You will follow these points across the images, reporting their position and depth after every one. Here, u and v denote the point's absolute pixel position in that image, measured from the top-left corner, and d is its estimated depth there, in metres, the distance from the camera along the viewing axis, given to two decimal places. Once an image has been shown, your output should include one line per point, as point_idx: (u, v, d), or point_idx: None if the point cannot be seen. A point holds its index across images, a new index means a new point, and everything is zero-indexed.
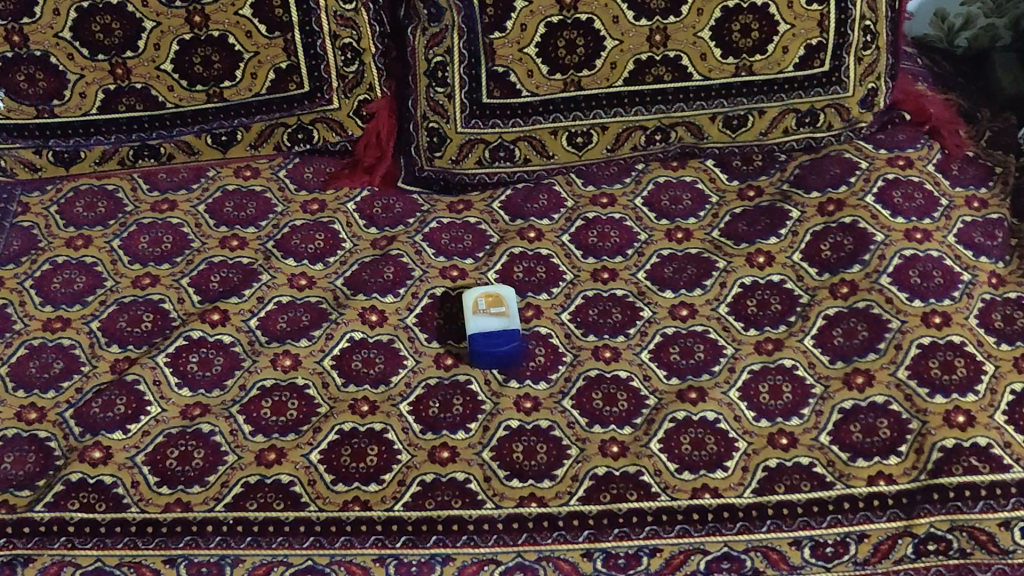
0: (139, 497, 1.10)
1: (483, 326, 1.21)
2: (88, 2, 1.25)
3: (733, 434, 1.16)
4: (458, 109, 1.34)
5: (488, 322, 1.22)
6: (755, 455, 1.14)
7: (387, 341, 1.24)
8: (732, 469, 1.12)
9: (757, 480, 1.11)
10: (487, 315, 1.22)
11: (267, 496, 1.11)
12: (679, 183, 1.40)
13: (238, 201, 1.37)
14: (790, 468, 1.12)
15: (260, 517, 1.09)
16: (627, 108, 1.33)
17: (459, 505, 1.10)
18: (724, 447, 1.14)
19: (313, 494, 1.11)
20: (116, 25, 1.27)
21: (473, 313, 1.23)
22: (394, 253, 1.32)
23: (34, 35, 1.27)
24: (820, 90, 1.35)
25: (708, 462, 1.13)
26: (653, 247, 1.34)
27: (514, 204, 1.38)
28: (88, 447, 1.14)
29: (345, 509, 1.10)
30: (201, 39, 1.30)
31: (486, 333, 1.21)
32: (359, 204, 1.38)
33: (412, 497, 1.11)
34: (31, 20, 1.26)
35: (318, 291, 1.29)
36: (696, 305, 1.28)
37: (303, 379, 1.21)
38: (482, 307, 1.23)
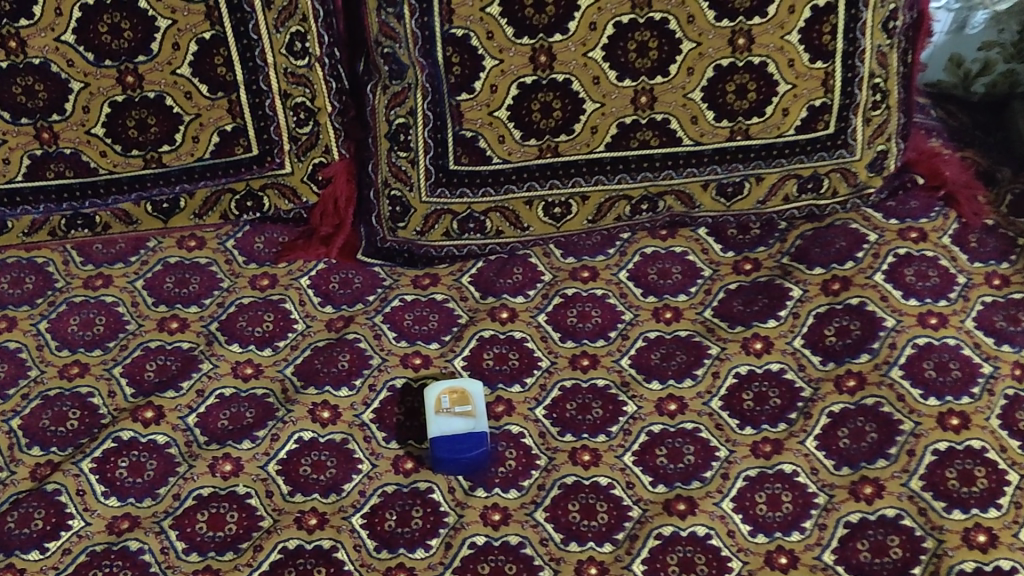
0: None
1: (445, 428, 1.08)
2: (8, 62, 1.13)
3: (726, 552, 1.02)
4: (422, 176, 1.20)
5: (451, 423, 1.08)
6: None
7: (340, 441, 1.11)
8: None
9: None
10: (451, 415, 1.09)
11: None
12: (668, 255, 1.27)
13: (180, 275, 1.25)
14: None
15: None
16: (610, 176, 1.20)
17: None
18: (715, 569, 1.00)
19: None
20: (40, 87, 1.14)
21: (434, 412, 1.09)
22: (351, 336, 1.19)
23: None
24: (824, 154, 1.22)
25: None
26: (638, 328, 1.20)
27: (485, 278, 1.25)
28: None
29: None
30: (135, 100, 1.17)
31: (449, 437, 1.07)
32: (314, 278, 1.25)
33: None
34: None
35: (265, 382, 1.16)
36: (686, 398, 1.15)
37: (245, 486, 1.08)
38: (445, 405, 1.10)
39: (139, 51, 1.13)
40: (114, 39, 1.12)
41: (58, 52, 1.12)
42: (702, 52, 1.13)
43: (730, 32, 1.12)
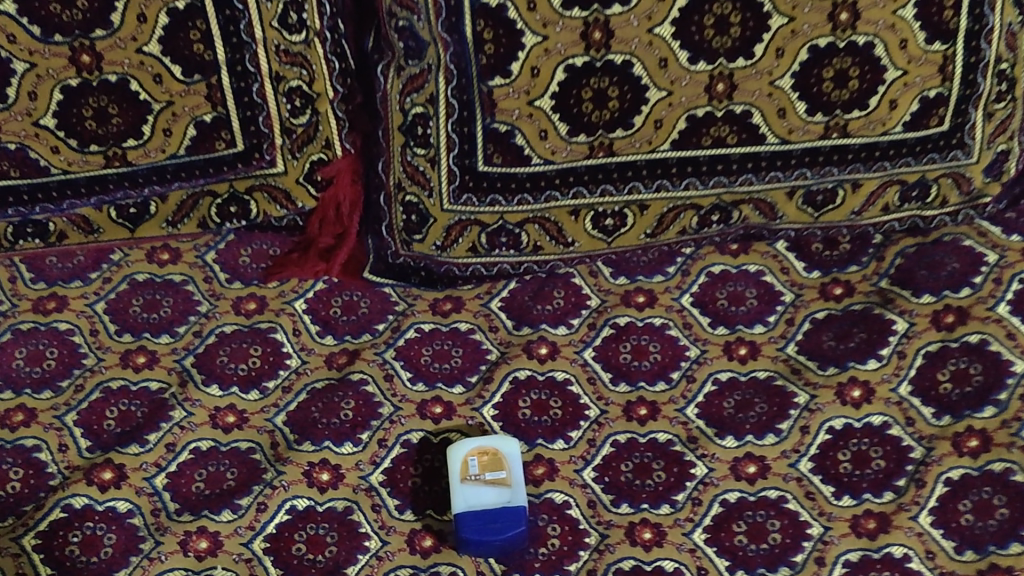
0: None
1: (473, 501, 0.87)
2: None
3: None
4: (443, 179, 0.97)
5: (480, 495, 0.87)
6: None
7: (342, 511, 0.90)
8: None
9: None
10: (481, 484, 0.87)
11: None
12: (740, 275, 1.04)
13: (148, 296, 1.04)
14: None
15: None
16: (675, 181, 0.97)
17: None
18: None
19: None
20: None
21: (460, 481, 0.88)
22: (355, 377, 0.97)
23: None
24: (936, 157, 0.98)
25: None
26: (706, 368, 0.98)
27: (519, 304, 1.03)
28: None
29: None
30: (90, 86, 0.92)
31: (478, 513, 0.86)
32: (312, 301, 1.03)
33: None
34: None
35: (250, 434, 0.94)
36: (768, 459, 0.93)
37: (223, 569, 0.87)
38: (473, 472, 0.88)
39: (95, 24, 0.89)
40: (64, 9, 0.88)
41: None
42: (796, 30, 0.89)
43: (832, 5, 0.88)
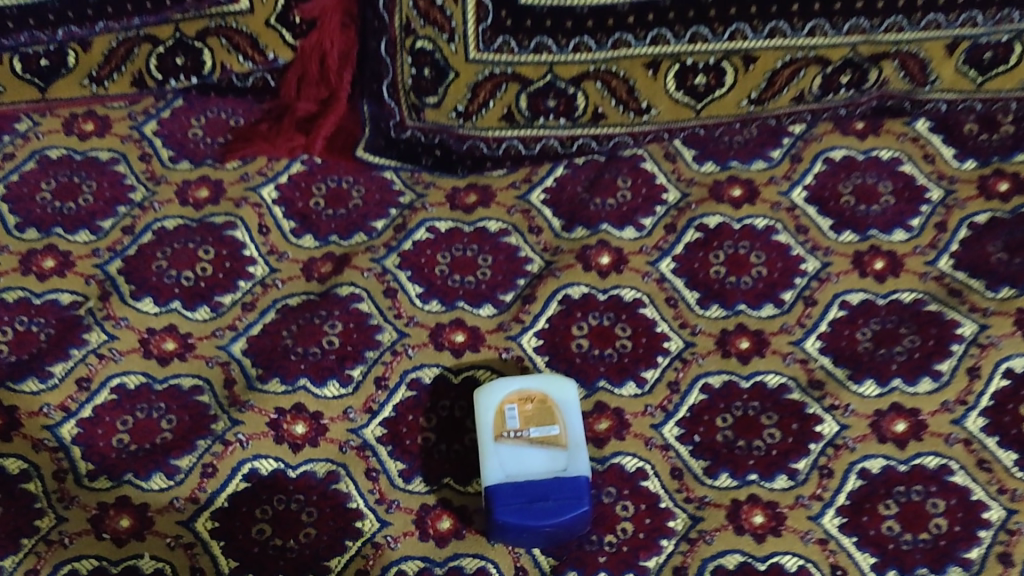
0: None
1: (513, 469, 0.60)
2: None
3: None
4: (472, 15, 0.69)
5: (524, 461, 0.60)
6: None
7: (323, 478, 0.63)
8: None
9: None
10: (524, 445, 0.60)
11: None
12: (869, 164, 0.77)
13: (62, 178, 0.76)
14: None
15: None
16: (797, 23, 0.69)
17: None
18: None
19: None
20: None
21: (493, 440, 0.61)
22: (344, 291, 0.70)
23: None
24: None
25: None
26: (831, 287, 0.71)
27: (570, 198, 0.74)
28: None
29: None
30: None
31: (520, 486, 0.59)
32: (286, 188, 0.75)
33: None
34: None
35: (195, 367, 0.67)
36: (923, 415, 0.66)
37: (152, 559, 0.60)
38: (513, 427, 0.61)
39: None
40: None
41: None
42: None
43: None
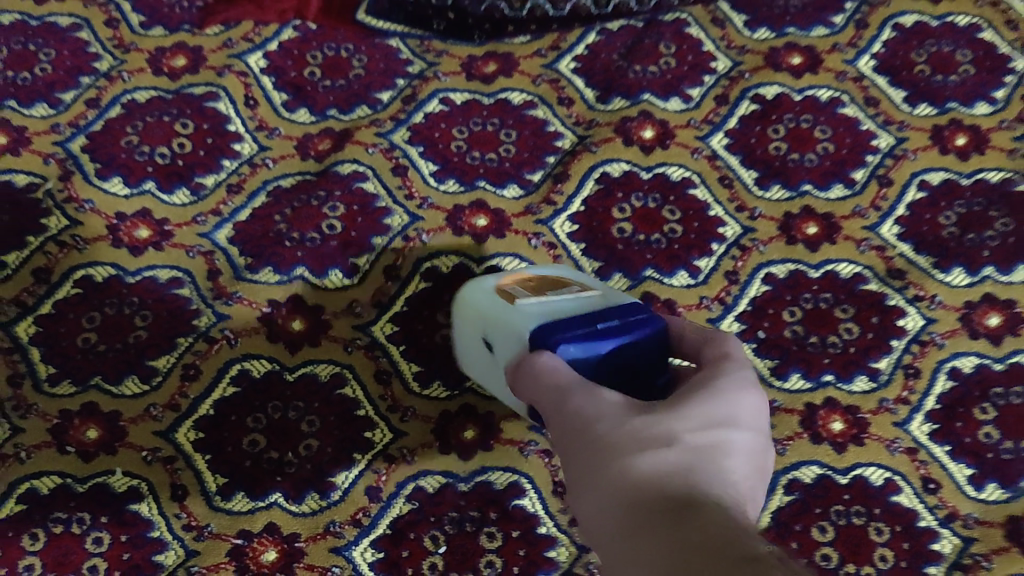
0: None
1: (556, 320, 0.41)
2: None
3: None
4: None
5: (561, 305, 0.43)
6: None
7: (326, 382, 0.54)
8: None
9: None
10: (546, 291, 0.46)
11: None
12: (945, 31, 0.67)
13: (15, 45, 0.65)
14: None
15: None
16: None
17: None
18: None
19: None
20: None
21: (496, 291, 0.47)
22: (348, 170, 0.60)
23: None
24: None
25: None
26: (908, 166, 0.61)
27: (605, 66, 0.64)
28: None
29: None
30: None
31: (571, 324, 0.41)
32: (275, 55, 0.65)
33: None
34: None
35: (173, 257, 0.58)
36: (1020, 308, 0.57)
37: (125, 475, 0.51)
38: (521, 287, 0.46)
39: None
40: None
41: None
42: None
43: None
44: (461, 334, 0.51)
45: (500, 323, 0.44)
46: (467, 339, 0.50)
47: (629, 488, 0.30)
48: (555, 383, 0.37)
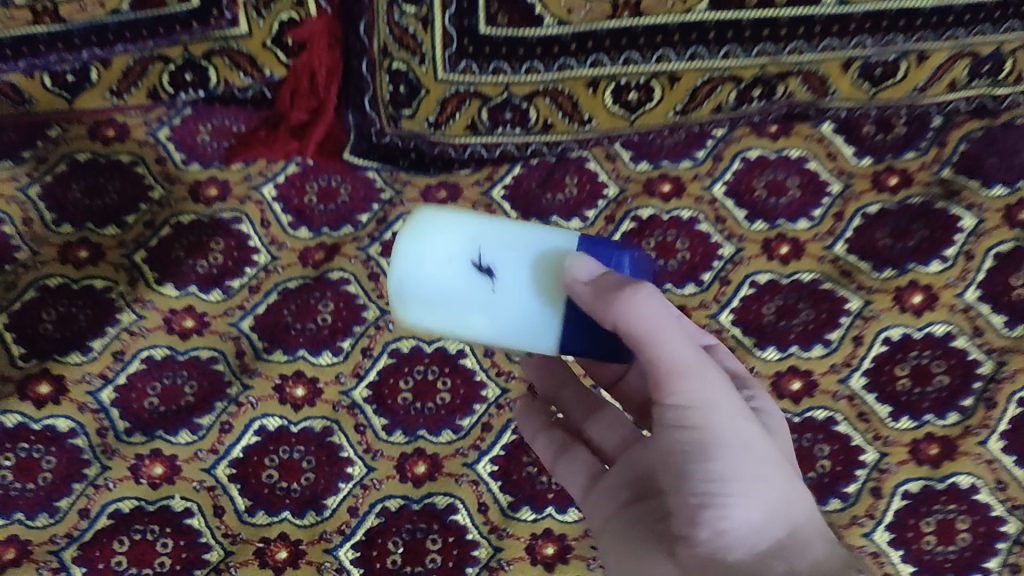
0: None
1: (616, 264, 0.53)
2: None
3: (999, 510, 0.77)
4: (438, 43, 0.83)
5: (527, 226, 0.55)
6: None
7: (320, 433, 0.78)
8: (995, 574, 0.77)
9: None
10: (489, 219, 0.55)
11: None
12: (781, 162, 0.89)
13: (90, 179, 0.88)
14: None
15: None
16: (713, 49, 0.83)
17: None
18: (982, 539, 0.77)
19: None
20: None
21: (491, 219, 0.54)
22: (335, 276, 0.82)
23: None
24: (1015, 23, 0.83)
25: (959, 567, 0.77)
26: (742, 270, 0.86)
27: (525, 193, 0.89)
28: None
29: None
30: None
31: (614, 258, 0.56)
32: (283, 187, 0.88)
33: None
34: None
35: (210, 340, 0.81)
36: (815, 375, 0.82)
37: (182, 499, 0.76)
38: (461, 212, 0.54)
39: None
40: None
41: None
42: None
43: None
44: (431, 277, 0.52)
45: (523, 249, 0.54)
46: (444, 275, 0.52)
47: (752, 462, 0.52)
48: (667, 327, 0.52)
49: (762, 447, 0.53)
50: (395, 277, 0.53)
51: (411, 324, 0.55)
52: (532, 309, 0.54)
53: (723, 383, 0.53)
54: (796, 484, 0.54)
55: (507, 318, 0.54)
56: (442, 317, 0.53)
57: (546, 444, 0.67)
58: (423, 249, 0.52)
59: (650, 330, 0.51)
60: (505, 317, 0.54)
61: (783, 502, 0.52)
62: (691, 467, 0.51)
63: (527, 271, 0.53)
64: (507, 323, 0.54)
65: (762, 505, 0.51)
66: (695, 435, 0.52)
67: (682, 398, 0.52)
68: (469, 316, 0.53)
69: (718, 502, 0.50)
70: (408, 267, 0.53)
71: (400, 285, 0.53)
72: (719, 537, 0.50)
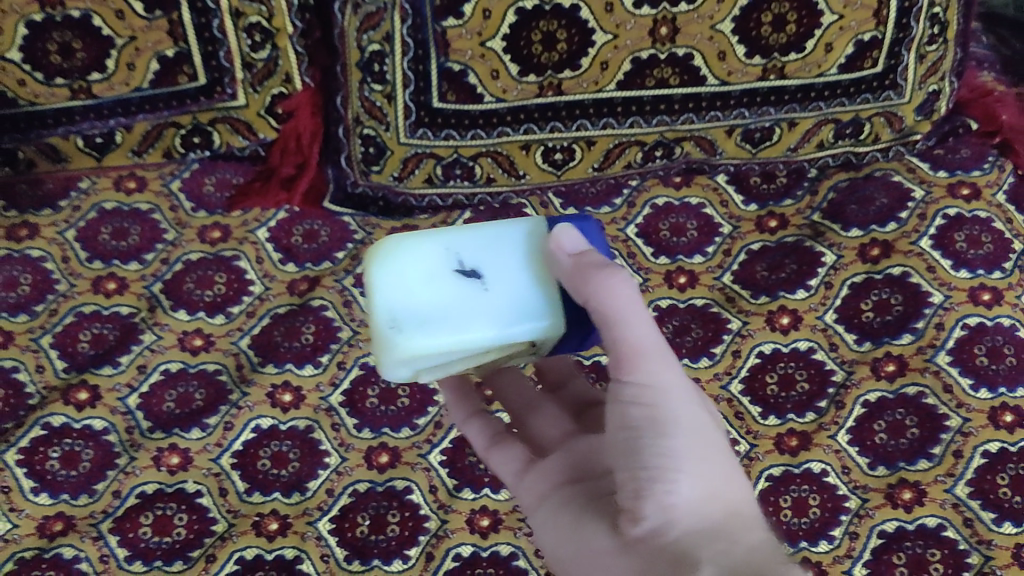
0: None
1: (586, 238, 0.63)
2: (41, 15, 0.92)
3: (843, 490, 0.95)
4: (400, 114, 1.01)
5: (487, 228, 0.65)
6: (869, 517, 0.94)
7: (304, 429, 0.98)
8: (838, 540, 0.93)
9: (870, 550, 0.93)
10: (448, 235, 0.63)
11: None
12: (682, 208, 1.10)
13: (116, 224, 1.08)
14: (913, 533, 0.93)
15: None
16: (621, 119, 1.03)
17: None
18: (830, 511, 0.94)
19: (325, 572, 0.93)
20: (78, 45, 0.95)
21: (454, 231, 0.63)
22: (315, 303, 1.05)
23: None
24: (868, 97, 1.03)
25: (810, 533, 0.94)
26: (648, 296, 1.05)
27: None
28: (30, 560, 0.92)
29: None
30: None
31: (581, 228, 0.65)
32: (274, 230, 1.09)
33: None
34: None
35: (216, 356, 1.01)
36: None
37: (194, 482, 0.95)
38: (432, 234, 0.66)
39: (92, 69, 0.98)
40: (65, 59, 0.96)
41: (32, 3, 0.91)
42: None
43: None
44: (416, 296, 0.59)
45: (494, 246, 0.63)
46: (427, 290, 0.60)
47: (696, 442, 0.60)
48: (633, 310, 0.58)
49: (701, 426, 0.61)
50: (376, 307, 0.59)
51: (405, 356, 0.58)
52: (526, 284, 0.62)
53: (673, 362, 0.60)
54: (729, 463, 0.62)
55: (505, 311, 0.61)
56: (436, 328, 0.59)
57: (478, 430, 0.77)
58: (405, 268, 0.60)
59: (621, 312, 0.57)
60: (502, 309, 0.61)
61: (720, 489, 0.60)
62: (644, 442, 0.58)
63: (502, 261, 0.62)
64: (504, 317, 0.60)
65: (701, 482, 0.59)
66: (649, 411, 0.59)
67: (644, 377, 0.59)
68: (469, 318, 0.59)
69: (666, 479, 0.58)
70: (389, 292, 0.59)
71: (386, 313, 0.58)
72: (665, 510, 0.58)
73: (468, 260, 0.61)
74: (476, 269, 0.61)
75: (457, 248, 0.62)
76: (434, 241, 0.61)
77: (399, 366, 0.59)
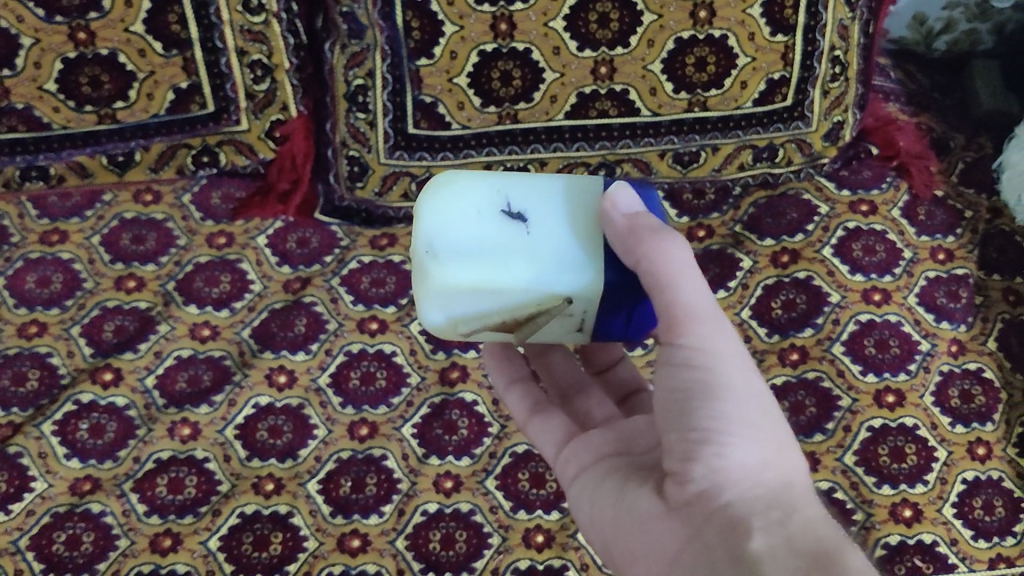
0: (128, 527, 1.08)
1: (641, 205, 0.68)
2: (75, 53, 1.11)
3: None
4: (381, 138, 1.19)
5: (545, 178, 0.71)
6: None
7: (296, 406, 1.15)
8: None
9: None
10: (505, 176, 0.70)
11: (264, 528, 1.09)
12: None
13: (136, 231, 1.25)
14: None
15: (256, 554, 1.07)
16: (568, 143, 1.20)
17: (464, 538, 1.09)
18: None
19: (313, 526, 1.09)
20: (105, 77, 1.14)
21: (509, 177, 0.70)
22: (307, 299, 1.22)
23: (16, 87, 1.13)
24: (780, 126, 1.22)
25: None
26: None
27: None
28: (61, 517, 1.08)
29: (344, 544, 1.08)
30: (84, 23, 1.08)
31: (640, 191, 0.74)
32: (272, 238, 1.26)
33: (413, 528, 1.09)
34: (12, 73, 1.12)
35: (222, 344, 1.18)
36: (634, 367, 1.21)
37: (203, 450, 1.12)
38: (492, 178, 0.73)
39: (116, 98, 1.16)
40: (94, 90, 1.15)
41: (66, 46, 1.10)
42: (664, 25, 1.10)
43: (745, 21, 1.10)
44: (463, 229, 0.66)
45: (543, 199, 0.69)
46: (474, 223, 0.67)
47: (745, 411, 0.66)
48: (682, 276, 0.65)
49: (752, 390, 0.67)
50: (424, 234, 0.67)
51: (442, 281, 0.65)
52: (565, 233, 0.67)
53: (722, 327, 0.68)
54: (784, 449, 0.67)
55: (542, 256, 0.66)
56: (474, 260, 0.65)
57: (518, 397, 0.90)
58: (456, 205, 0.67)
59: (673, 274, 0.65)
60: (542, 251, 0.66)
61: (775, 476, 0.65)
62: (697, 403, 0.65)
63: (548, 211, 0.68)
64: (542, 259, 0.66)
65: (750, 446, 0.65)
66: (701, 373, 0.66)
67: (694, 339, 0.66)
68: (506, 255, 0.65)
69: (719, 441, 0.64)
70: (439, 226, 0.67)
71: (432, 241, 0.66)
72: (714, 472, 0.64)
73: (515, 205, 0.68)
74: (522, 213, 0.67)
75: (509, 193, 0.68)
76: (489, 185, 0.69)
77: (437, 293, 0.66)
